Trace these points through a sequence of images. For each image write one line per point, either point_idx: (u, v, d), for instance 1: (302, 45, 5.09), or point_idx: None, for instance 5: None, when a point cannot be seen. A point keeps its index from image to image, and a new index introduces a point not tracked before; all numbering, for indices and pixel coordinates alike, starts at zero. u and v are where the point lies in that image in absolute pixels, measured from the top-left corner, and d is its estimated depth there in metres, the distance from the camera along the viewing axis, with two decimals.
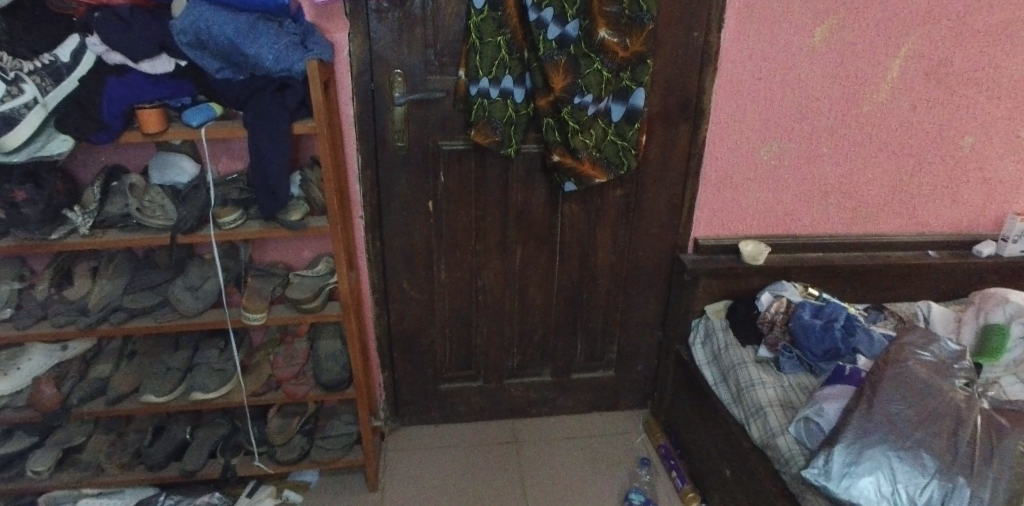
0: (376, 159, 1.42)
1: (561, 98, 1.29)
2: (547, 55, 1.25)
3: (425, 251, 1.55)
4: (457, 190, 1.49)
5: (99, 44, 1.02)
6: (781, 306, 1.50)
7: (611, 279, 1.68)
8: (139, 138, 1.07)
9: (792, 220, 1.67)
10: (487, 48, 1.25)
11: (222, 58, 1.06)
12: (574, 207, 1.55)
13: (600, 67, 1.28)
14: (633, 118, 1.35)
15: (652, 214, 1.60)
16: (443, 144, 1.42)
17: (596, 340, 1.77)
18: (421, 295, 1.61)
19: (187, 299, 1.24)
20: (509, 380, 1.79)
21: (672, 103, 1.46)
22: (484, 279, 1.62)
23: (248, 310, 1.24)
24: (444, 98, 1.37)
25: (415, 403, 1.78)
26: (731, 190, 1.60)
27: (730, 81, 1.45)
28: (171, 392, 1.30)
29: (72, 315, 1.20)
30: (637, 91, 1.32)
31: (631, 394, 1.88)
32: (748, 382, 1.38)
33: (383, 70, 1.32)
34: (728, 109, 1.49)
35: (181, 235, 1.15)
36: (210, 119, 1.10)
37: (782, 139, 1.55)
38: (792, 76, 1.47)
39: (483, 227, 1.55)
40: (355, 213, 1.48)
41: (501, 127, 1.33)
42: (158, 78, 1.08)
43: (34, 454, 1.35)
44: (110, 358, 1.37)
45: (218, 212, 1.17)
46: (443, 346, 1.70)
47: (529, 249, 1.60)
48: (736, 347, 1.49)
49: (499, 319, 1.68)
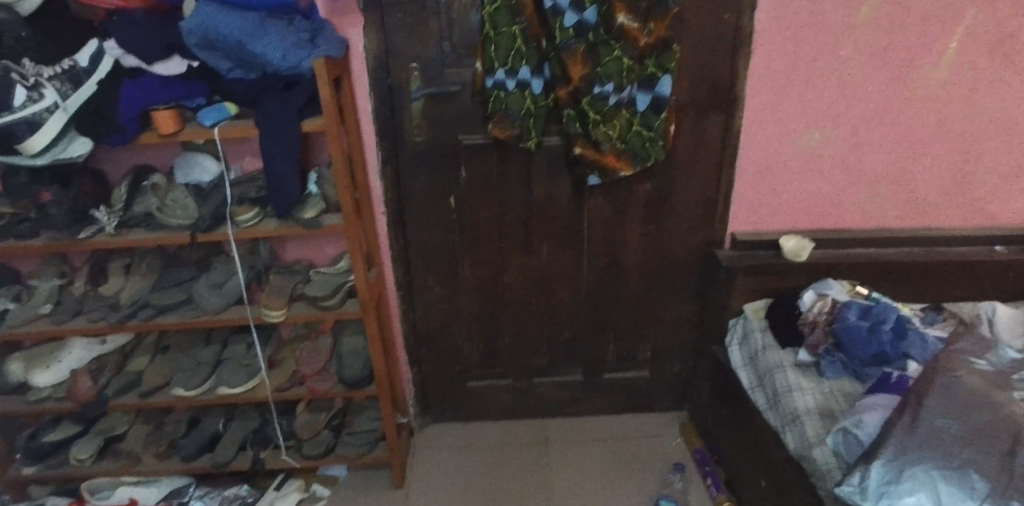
0: (396, 155, 1.40)
1: (579, 88, 1.25)
2: (564, 44, 1.20)
3: (448, 247, 1.53)
4: (478, 184, 1.45)
5: (117, 48, 1.07)
6: (825, 306, 1.42)
7: (642, 275, 1.61)
8: (156, 139, 1.12)
9: (838, 212, 1.56)
10: (502, 38, 1.20)
11: (232, 58, 1.07)
12: (600, 201, 1.49)
13: (620, 54, 1.22)
14: (659, 106, 1.29)
15: (683, 207, 1.52)
16: (463, 139, 1.39)
17: (628, 339, 1.69)
18: (445, 292, 1.59)
19: (210, 298, 1.25)
20: (538, 379, 1.74)
21: (702, 90, 1.38)
22: (509, 275, 1.58)
23: (267, 307, 1.23)
24: (461, 91, 1.34)
25: (444, 401, 1.74)
26: (770, 181, 1.50)
27: (765, 65, 1.36)
28: (197, 387, 1.32)
29: (104, 311, 1.25)
30: (662, 78, 1.26)
31: (666, 395, 1.79)
32: (784, 388, 1.29)
33: (399, 65, 1.30)
34: (763, 94, 1.40)
35: (200, 234, 1.17)
36: (225, 118, 1.13)
37: (825, 126, 1.44)
38: (836, 57, 1.35)
39: (506, 222, 1.51)
40: (377, 210, 1.47)
41: (519, 120, 1.28)
42: (172, 80, 1.11)
43: (78, 442, 1.41)
44: (146, 351, 1.41)
45: (235, 210, 1.18)
46: (470, 344, 1.67)
47: (555, 245, 1.55)
48: (774, 350, 1.40)
49: (526, 316, 1.64)
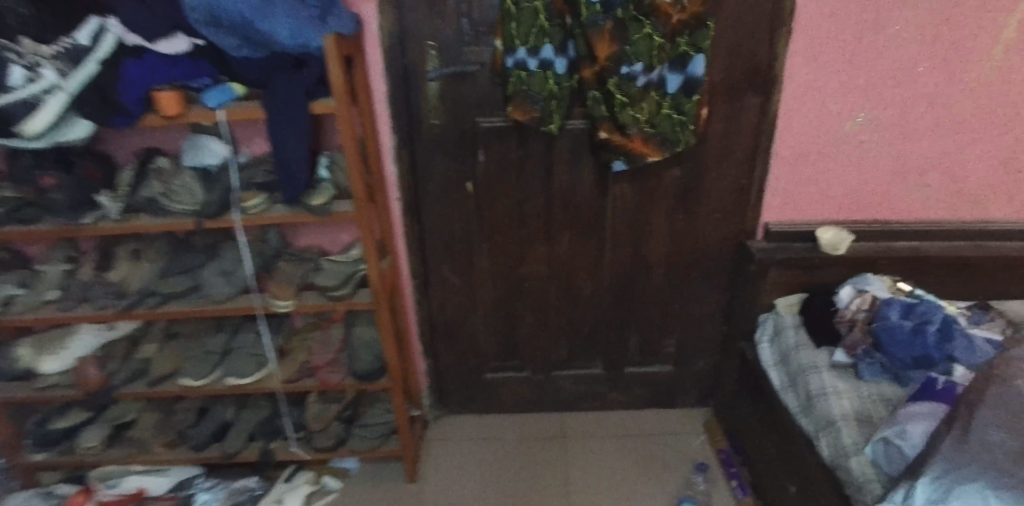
0: (411, 138, 1.34)
1: (605, 68, 1.17)
2: (590, 21, 1.12)
3: (465, 236, 1.46)
4: (497, 169, 1.38)
5: (119, 25, 1.01)
6: (863, 304, 1.33)
7: (667, 267, 1.53)
8: (159, 122, 1.06)
9: (879, 202, 1.46)
10: (524, 15, 1.12)
11: (239, 35, 1.01)
12: (625, 188, 1.41)
13: (651, 32, 1.13)
14: (691, 88, 1.20)
15: (714, 195, 1.43)
16: (481, 122, 1.31)
17: (651, 332, 1.62)
18: (462, 282, 1.52)
19: (219, 285, 1.21)
20: (557, 372, 1.67)
21: (738, 71, 1.29)
22: (528, 266, 1.51)
23: (277, 297, 1.19)
24: (480, 72, 1.26)
25: (459, 393, 1.69)
26: (808, 170, 1.41)
27: (806, 45, 1.26)
28: (206, 376, 1.28)
29: (111, 299, 1.21)
30: (695, 58, 1.17)
31: (690, 391, 1.71)
32: (819, 391, 1.22)
33: (415, 43, 1.23)
34: (804, 77, 1.30)
35: (206, 220, 1.13)
36: (231, 100, 1.08)
37: (869, 110, 1.34)
38: (885, 36, 1.25)
39: (526, 210, 1.43)
40: (391, 195, 1.40)
41: (541, 102, 1.21)
42: (176, 58, 1.05)
43: (87, 429, 1.38)
44: (155, 339, 1.38)
45: (241, 197, 1.13)
46: (486, 336, 1.60)
47: (577, 234, 1.47)
48: (808, 350, 1.32)
49: (545, 307, 1.57)
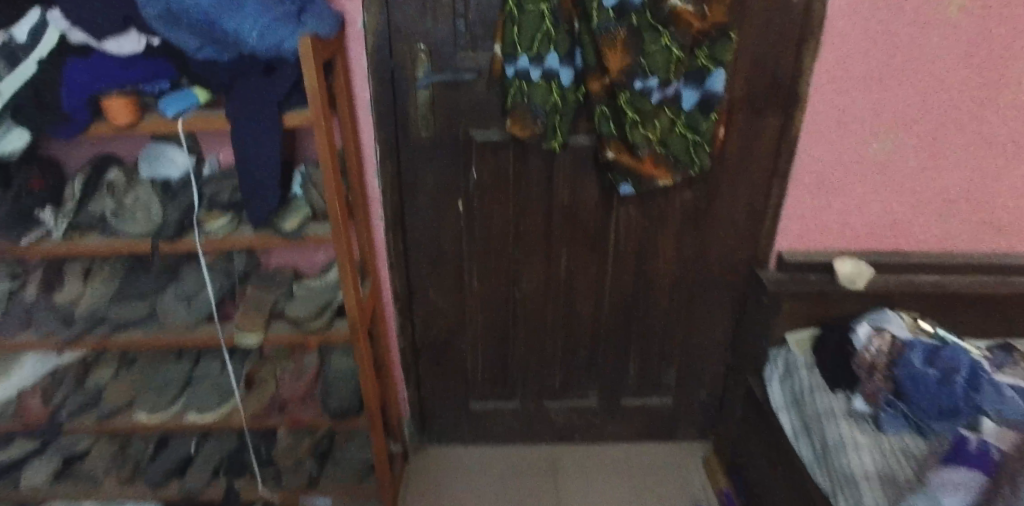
0: (397, 150, 1.20)
1: (616, 81, 1.04)
2: (602, 27, 0.99)
3: (455, 256, 1.32)
4: (492, 187, 1.24)
5: (61, 20, 0.87)
6: (884, 345, 1.23)
7: (672, 293, 1.41)
8: (108, 130, 0.93)
9: (900, 231, 1.36)
10: (528, 18, 0.99)
11: (202, 35, 0.88)
12: (631, 210, 1.29)
13: (669, 43, 1.01)
14: (709, 106, 1.10)
15: (727, 218, 1.32)
16: (475, 133, 1.18)
17: (651, 362, 1.51)
18: (450, 305, 1.38)
19: (178, 311, 1.09)
20: (550, 402, 1.56)
21: (759, 87, 1.17)
22: (522, 289, 1.38)
23: (241, 329, 1.06)
24: (476, 79, 1.13)
25: (444, 423, 1.57)
26: (828, 195, 1.30)
27: (836, 60, 1.15)
28: (163, 413, 1.16)
29: (56, 326, 1.08)
30: (715, 72, 1.07)
31: (690, 423, 1.61)
32: (837, 443, 1.12)
33: (404, 45, 1.09)
34: (831, 94, 1.18)
35: (163, 242, 0.99)
36: (192, 106, 0.94)
37: (898, 133, 1.23)
38: (922, 52, 1.14)
39: (522, 229, 1.30)
40: (374, 211, 1.26)
41: (544, 116, 1.08)
42: (129, 60, 0.91)
43: (34, 462, 1.26)
44: (111, 362, 1.26)
45: (206, 216, 1.00)
46: (475, 363, 1.48)
47: (577, 257, 1.34)
48: (824, 394, 1.22)
49: (540, 334, 1.45)
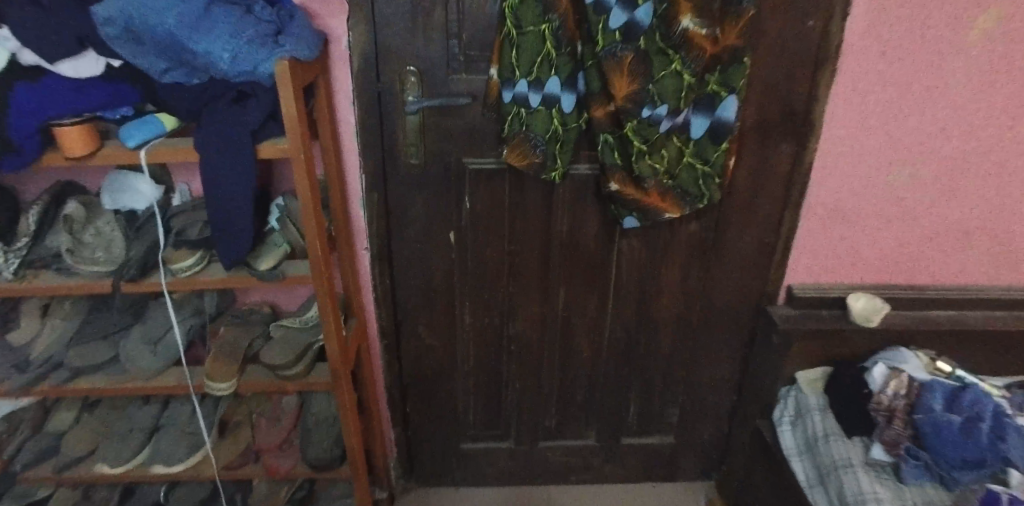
0: (385, 179, 1.11)
1: (623, 109, 0.96)
2: (607, 51, 0.92)
3: (447, 291, 1.24)
4: (486, 218, 1.16)
5: (11, 39, 0.76)
6: (901, 388, 1.15)
7: (676, 329, 1.34)
8: (63, 162, 0.84)
9: (915, 265, 1.29)
10: (527, 40, 0.92)
11: (169, 56, 0.80)
12: (634, 243, 1.21)
13: (680, 68, 0.93)
14: (720, 134, 1.02)
15: (734, 252, 1.25)
16: (468, 162, 1.10)
17: (653, 401, 1.43)
18: (441, 342, 1.30)
19: (142, 356, 0.99)
20: (546, 442, 1.47)
21: (770, 114, 1.11)
22: (517, 326, 1.29)
23: (212, 379, 0.96)
24: (470, 104, 1.05)
25: (433, 464, 1.48)
26: (841, 227, 1.24)
27: (853, 88, 1.08)
28: (127, 462, 1.06)
29: (7, 371, 0.98)
30: (727, 99, 0.99)
31: (692, 463, 1.53)
32: (856, 497, 1.05)
33: (393, 67, 1.01)
34: (846, 123, 1.12)
35: (125, 283, 0.90)
36: (158, 135, 0.86)
37: (915, 163, 1.17)
38: (942, 79, 1.07)
39: (518, 263, 1.22)
40: (359, 244, 1.18)
41: (544, 144, 1.01)
42: (86, 83, 0.82)
43: None
44: (73, 404, 1.16)
45: (171, 255, 0.90)
46: (467, 402, 1.39)
47: (576, 293, 1.26)
48: (839, 442, 1.15)
49: (536, 372, 1.36)
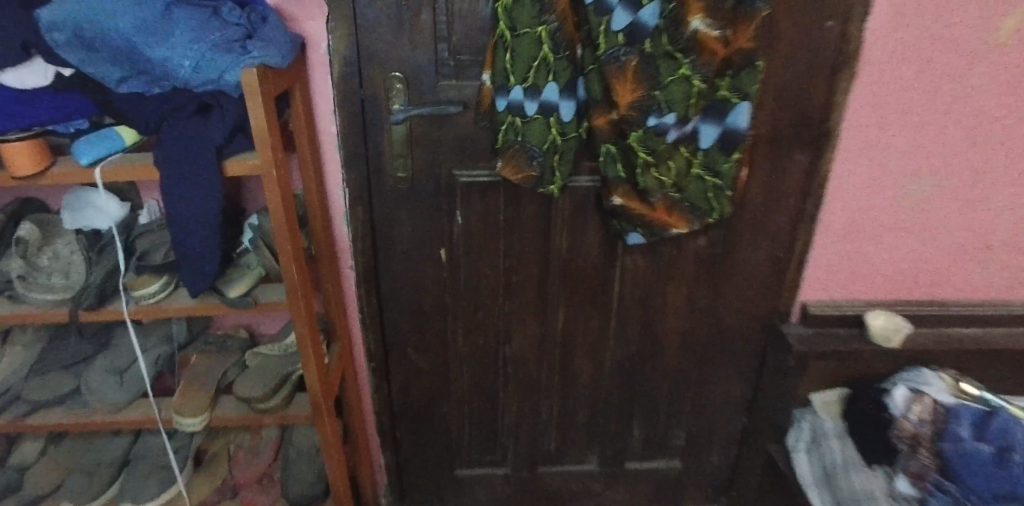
0: (370, 193, 1.04)
1: (627, 118, 0.88)
2: (609, 55, 0.84)
3: (437, 311, 1.16)
4: (479, 235, 1.09)
5: None
6: (925, 413, 1.06)
7: (682, 350, 1.26)
8: (11, 181, 0.77)
9: (936, 281, 1.21)
10: (522, 43, 0.84)
11: (124, 64, 0.72)
12: (638, 259, 1.13)
13: (688, 73, 0.85)
14: (731, 144, 0.94)
15: (744, 268, 1.17)
16: (459, 174, 1.02)
17: (658, 425, 1.36)
18: (432, 365, 1.22)
19: (105, 389, 0.92)
20: (545, 468, 1.39)
21: (784, 121, 1.03)
22: (513, 347, 1.22)
23: (180, 414, 0.88)
24: (461, 113, 0.97)
25: (426, 492, 1.40)
26: (859, 242, 1.16)
27: (873, 93, 1.00)
28: (94, 500, 0.98)
29: None
30: (738, 106, 0.91)
31: (700, 488, 1.46)
32: None
33: (376, 73, 0.93)
34: (865, 130, 1.04)
35: (83, 312, 0.82)
36: (116, 151, 0.78)
37: (938, 173, 1.09)
38: (969, 83, 1.00)
39: (514, 282, 1.14)
40: (343, 261, 1.12)
41: (540, 156, 0.92)
42: (35, 94, 0.74)
43: None
44: (39, 435, 1.08)
45: (132, 282, 0.83)
46: (461, 427, 1.31)
47: (576, 313, 1.19)
48: (860, 473, 1.08)
49: (534, 396, 1.29)
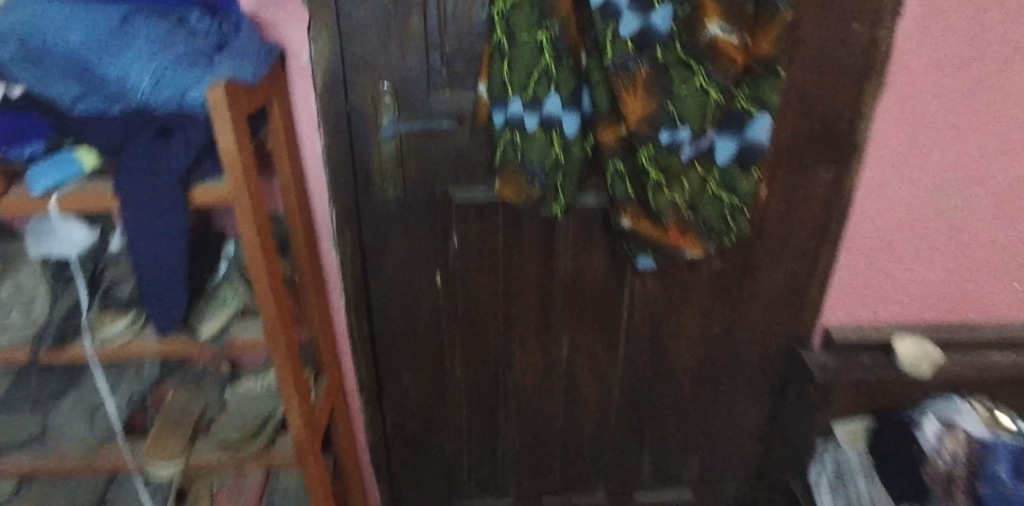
0: (358, 213, 0.96)
1: (637, 133, 0.79)
2: (616, 63, 0.75)
3: (434, 337, 1.09)
4: (477, 257, 1.01)
5: None
6: (957, 450, 1.01)
7: (695, 375, 1.18)
8: None
9: (969, 302, 1.13)
10: (520, 51, 0.75)
11: (78, 80, 0.66)
12: (648, 281, 1.05)
13: (704, 84, 0.77)
14: (749, 160, 0.86)
15: (763, 289, 1.09)
16: (455, 193, 0.95)
17: (670, 453, 1.27)
18: (428, 393, 1.15)
19: (74, 430, 0.86)
20: (550, 499, 1.31)
21: (807, 132, 0.95)
22: (516, 374, 1.14)
23: (152, 458, 0.84)
24: (456, 127, 0.89)
25: None
26: (888, 261, 1.07)
27: (906, 101, 0.92)
28: None
29: None
30: (758, 118, 0.83)
31: None
32: None
33: (363, 84, 0.86)
34: (896, 141, 0.95)
35: (46, 352, 0.79)
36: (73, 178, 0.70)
37: (975, 188, 1.00)
38: (1011, 89, 0.91)
39: (515, 306, 1.07)
40: (331, 286, 1.05)
41: (542, 175, 0.83)
42: None
43: None
44: None
45: (99, 320, 0.79)
46: (460, 458, 1.24)
47: (582, 338, 1.11)
48: None
49: (537, 424, 1.21)
